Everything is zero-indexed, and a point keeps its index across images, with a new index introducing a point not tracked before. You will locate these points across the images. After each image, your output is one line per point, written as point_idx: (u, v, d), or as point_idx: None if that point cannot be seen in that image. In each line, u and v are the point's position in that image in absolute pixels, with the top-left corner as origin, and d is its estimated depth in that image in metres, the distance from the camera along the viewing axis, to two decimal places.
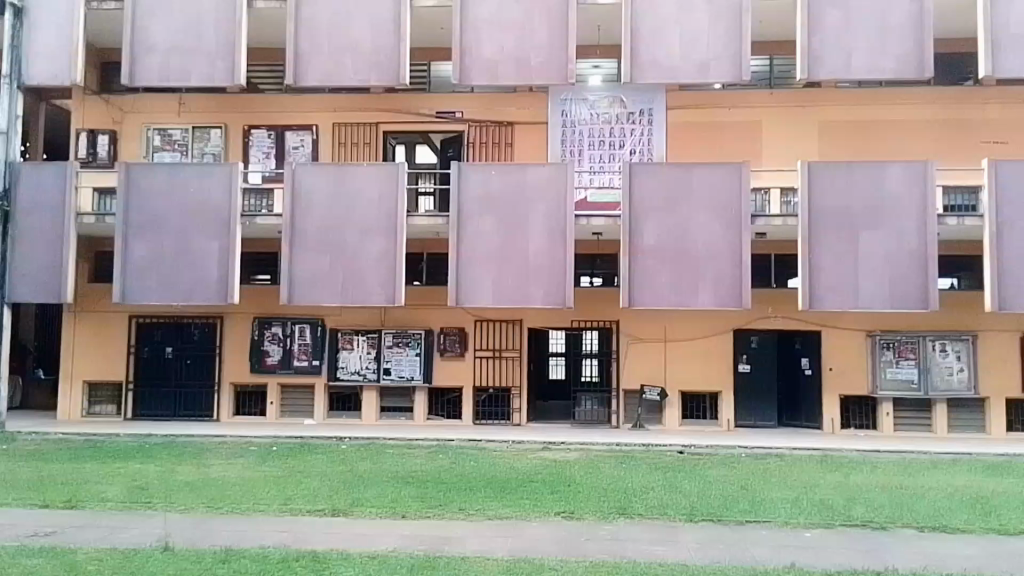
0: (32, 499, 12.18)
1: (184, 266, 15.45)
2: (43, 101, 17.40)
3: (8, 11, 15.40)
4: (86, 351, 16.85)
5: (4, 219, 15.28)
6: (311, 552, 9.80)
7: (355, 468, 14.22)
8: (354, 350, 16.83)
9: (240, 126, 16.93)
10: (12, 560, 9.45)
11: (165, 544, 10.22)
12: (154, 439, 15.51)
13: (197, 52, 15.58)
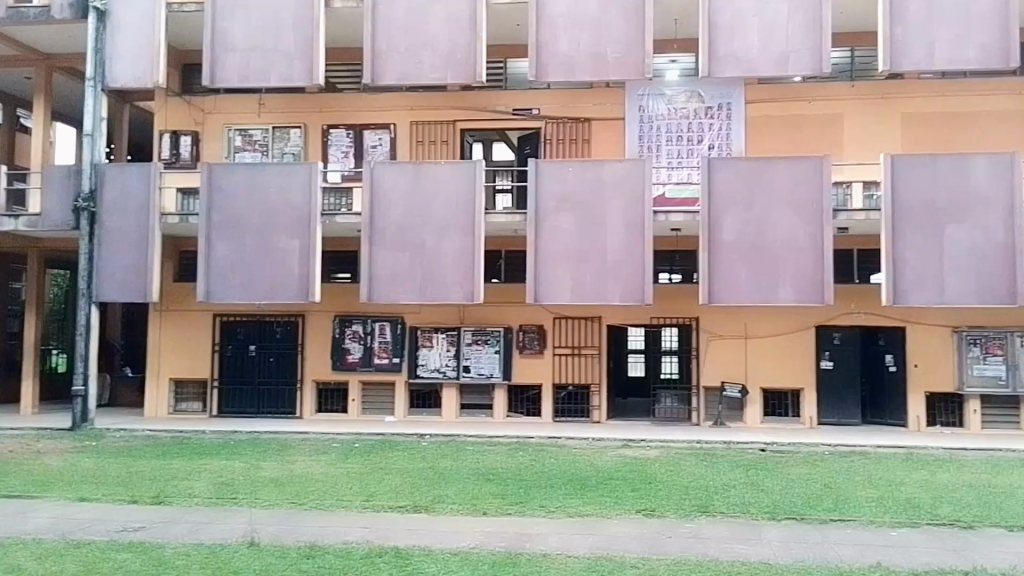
0: (122, 496, 12.38)
1: (265, 265, 15.41)
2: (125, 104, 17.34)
3: (92, 14, 14.96)
4: (173, 349, 17.13)
5: (90, 221, 15.07)
6: (393, 549, 9.88)
7: (436, 465, 14.21)
8: (434, 348, 16.92)
9: (320, 126, 17.06)
10: (104, 555, 9.71)
11: (251, 540, 10.40)
12: (239, 436, 15.68)
13: (276, 53, 15.32)
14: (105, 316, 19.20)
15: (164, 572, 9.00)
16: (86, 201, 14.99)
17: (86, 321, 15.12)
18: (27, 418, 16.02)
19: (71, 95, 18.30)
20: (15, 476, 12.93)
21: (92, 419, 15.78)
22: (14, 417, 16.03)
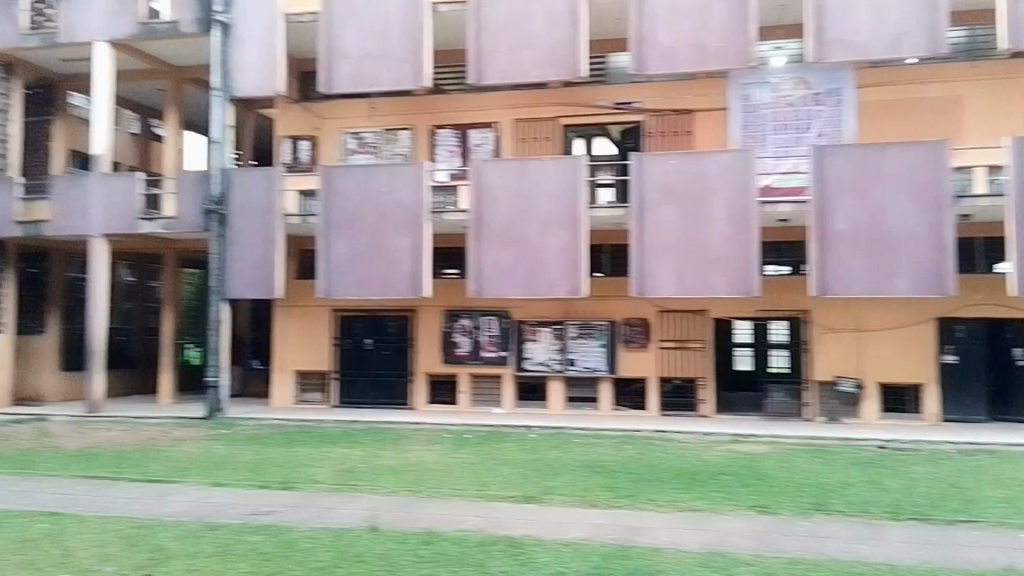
0: (253, 480, 13.14)
1: (378, 262, 16.04)
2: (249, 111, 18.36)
3: (216, 27, 15.86)
4: (296, 342, 18.04)
5: (220, 223, 16.02)
6: (507, 538, 10.03)
7: (545, 456, 14.40)
8: (539, 341, 17.29)
9: (427, 127, 17.63)
10: (239, 536, 10.35)
11: (372, 526, 10.83)
12: (357, 426, 16.43)
13: (385, 57, 15.76)
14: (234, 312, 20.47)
15: (293, 554, 9.50)
16: (216, 205, 15.92)
17: (217, 317, 16.10)
18: (167, 407, 17.22)
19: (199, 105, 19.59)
20: (158, 461, 14.00)
21: (224, 408, 16.87)
22: (155, 406, 17.31)
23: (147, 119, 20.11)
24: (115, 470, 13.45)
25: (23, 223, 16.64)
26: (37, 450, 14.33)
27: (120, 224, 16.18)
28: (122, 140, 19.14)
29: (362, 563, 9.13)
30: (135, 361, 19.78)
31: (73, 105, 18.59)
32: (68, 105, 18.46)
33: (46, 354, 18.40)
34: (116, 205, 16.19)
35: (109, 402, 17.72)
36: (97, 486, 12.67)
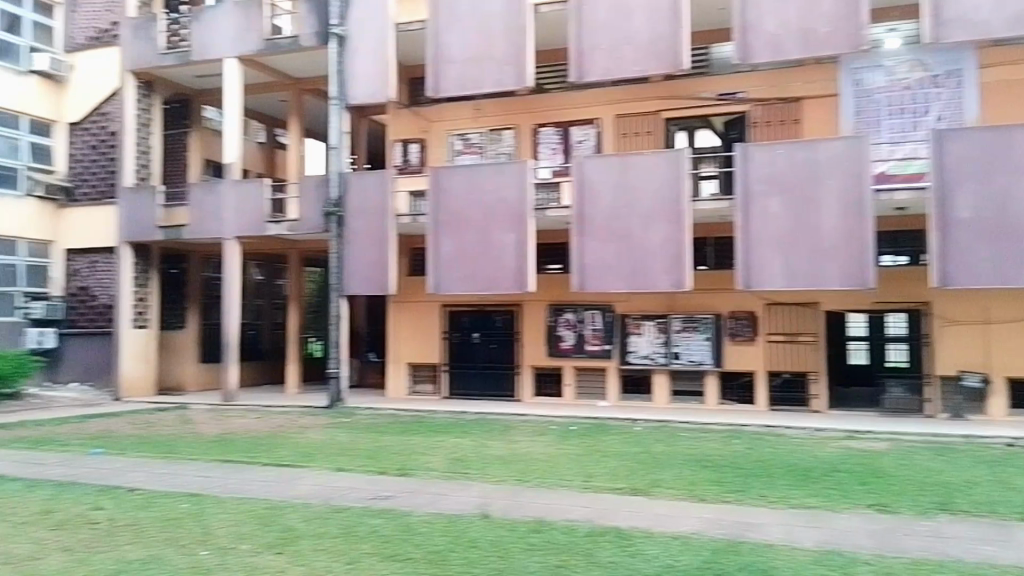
0: (371, 467, 13.88)
1: (485, 258, 16.55)
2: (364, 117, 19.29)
3: (333, 39, 16.77)
4: (409, 335, 18.87)
5: (338, 223, 16.97)
6: (616, 529, 10.13)
7: (651, 449, 14.47)
8: (643, 335, 17.44)
9: (530, 126, 18.01)
10: (360, 519, 10.95)
11: (484, 513, 11.21)
12: (467, 417, 17.04)
13: (490, 60, 16.24)
14: (353, 308, 21.58)
15: (410, 538, 9.94)
16: (334, 206, 16.88)
17: (337, 311, 17.17)
18: (292, 397, 18.43)
19: (317, 114, 20.82)
20: (286, 447, 15.02)
21: (343, 398, 17.87)
22: (282, 396, 18.55)
23: (272, 129, 21.48)
24: (248, 455, 14.53)
25: (164, 229, 18.12)
26: (180, 435, 15.67)
27: (249, 226, 17.45)
28: (250, 149, 20.58)
29: (475, 548, 9.46)
30: (264, 355, 21.16)
31: (206, 118, 20.16)
32: (203, 118, 20.03)
33: (184, 347, 20.05)
34: (245, 210, 17.46)
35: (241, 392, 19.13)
36: (233, 470, 13.73)
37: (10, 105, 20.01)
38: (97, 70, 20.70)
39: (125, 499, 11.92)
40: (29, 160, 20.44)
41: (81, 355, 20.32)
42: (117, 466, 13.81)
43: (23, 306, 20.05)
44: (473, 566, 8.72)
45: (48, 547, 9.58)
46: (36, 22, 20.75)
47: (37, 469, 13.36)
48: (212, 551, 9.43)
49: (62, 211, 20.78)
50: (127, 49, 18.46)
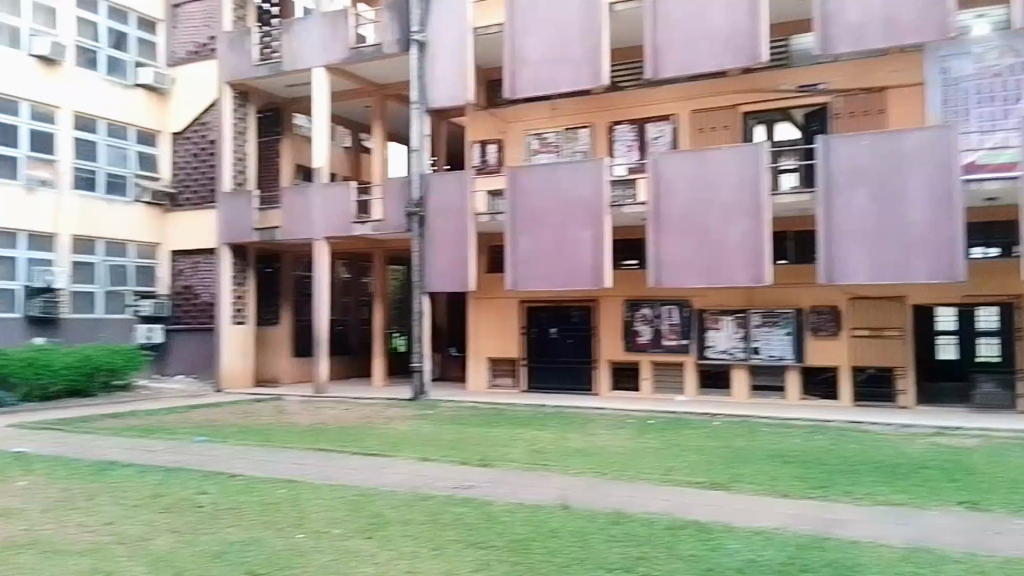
0: (455, 457, 14.45)
1: (562, 255, 16.90)
2: (443, 120, 19.92)
3: (414, 46, 17.40)
4: (488, 330, 19.41)
5: (421, 223, 17.65)
6: (696, 523, 10.25)
7: (731, 444, 14.55)
8: (722, 330, 17.47)
9: (606, 124, 18.27)
10: (446, 507, 11.41)
11: (565, 503, 11.52)
12: (546, 410, 17.45)
13: (566, 61, 16.55)
14: (435, 304, 22.31)
15: (493, 526, 10.28)
16: (417, 207, 17.52)
17: (420, 307, 17.82)
18: (379, 390, 19.29)
19: (399, 117, 21.61)
20: (374, 438, 15.75)
21: (426, 390, 18.57)
22: (369, 389, 19.41)
23: (357, 133, 22.35)
24: (338, 445, 15.33)
25: (259, 230, 19.25)
26: (276, 425, 16.65)
27: (337, 226, 18.30)
28: (336, 153, 21.53)
29: (557, 538, 9.71)
30: (351, 349, 22.14)
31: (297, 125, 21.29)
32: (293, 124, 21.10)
33: (277, 342, 21.17)
34: (334, 211, 18.32)
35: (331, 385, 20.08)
36: (326, 458, 14.50)
37: (119, 117, 21.58)
38: (196, 83, 22.22)
39: (226, 484, 12.72)
40: (136, 167, 22.10)
41: (185, 350, 21.81)
42: (219, 453, 14.77)
43: (133, 304, 21.65)
44: (556, 556, 8.95)
45: (158, 528, 10.23)
46: (140, 37, 22.37)
47: (148, 455, 14.42)
48: (308, 534, 9.96)
49: (167, 215, 22.41)
50: (223, 61, 19.61)
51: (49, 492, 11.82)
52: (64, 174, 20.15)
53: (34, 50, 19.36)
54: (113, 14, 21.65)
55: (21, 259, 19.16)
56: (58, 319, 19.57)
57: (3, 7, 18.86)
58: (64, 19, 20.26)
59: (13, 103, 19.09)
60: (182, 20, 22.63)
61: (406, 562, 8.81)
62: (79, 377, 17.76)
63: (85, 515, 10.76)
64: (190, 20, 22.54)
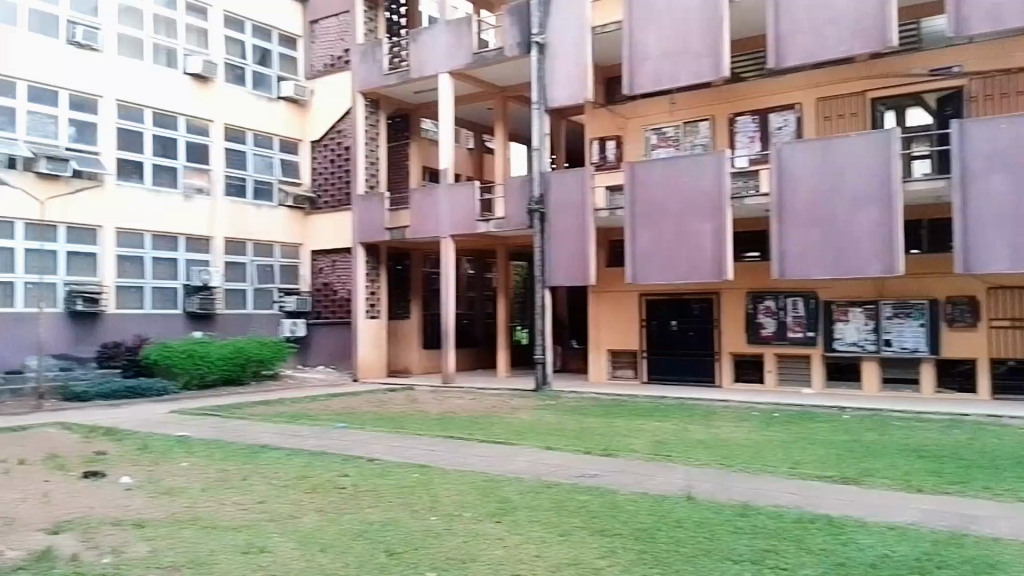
0: (579, 447, 14.83)
1: (683, 248, 17.05)
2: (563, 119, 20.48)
3: (534, 48, 17.95)
4: (609, 324, 20.01)
5: (541, 220, 18.16)
6: (826, 517, 9.90)
7: (860, 437, 14.26)
8: (850, 322, 17.25)
9: (726, 116, 18.34)
10: (570, 495, 11.37)
11: (689, 495, 11.35)
12: (668, 402, 17.74)
13: (685, 55, 16.66)
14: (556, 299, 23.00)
15: (619, 515, 10.18)
16: (538, 204, 18.07)
17: (542, 301, 18.39)
18: (503, 380, 20.12)
19: (520, 118, 22.41)
20: (500, 427, 16.41)
21: (549, 381, 19.24)
22: (495, 379, 20.23)
23: (480, 134, 23.26)
24: (467, 433, 16.07)
25: (391, 229, 20.42)
26: (408, 413, 17.60)
27: (462, 225, 19.13)
28: (460, 155, 22.62)
29: (683, 528, 9.51)
30: (477, 341, 23.01)
31: (425, 130, 22.43)
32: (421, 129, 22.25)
33: (405, 335, 22.37)
34: (459, 211, 19.16)
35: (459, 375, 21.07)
36: (457, 445, 15.20)
37: (263, 128, 23.32)
38: (333, 93, 23.78)
39: (365, 467, 13.40)
40: (280, 174, 23.83)
41: (325, 343, 23.38)
42: (359, 439, 15.71)
43: (279, 301, 23.34)
44: (683, 546, 8.70)
45: (305, 507, 10.72)
46: (282, 53, 24.14)
47: (295, 439, 15.50)
48: (440, 517, 10.09)
49: (309, 217, 24.07)
50: (356, 72, 20.86)
51: (207, 472, 12.70)
52: (217, 182, 22.14)
53: (189, 68, 21.44)
54: (257, 33, 23.49)
55: (181, 260, 21.29)
56: (213, 315, 21.61)
57: (161, 31, 21.12)
58: (214, 39, 22.33)
59: (172, 118, 21.26)
60: (318, 35, 24.35)
61: (534, 546, 8.73)
62: (232, 368, 19.48)
63: (239, 494, 11.31)
64: (326, 35, 24.20)
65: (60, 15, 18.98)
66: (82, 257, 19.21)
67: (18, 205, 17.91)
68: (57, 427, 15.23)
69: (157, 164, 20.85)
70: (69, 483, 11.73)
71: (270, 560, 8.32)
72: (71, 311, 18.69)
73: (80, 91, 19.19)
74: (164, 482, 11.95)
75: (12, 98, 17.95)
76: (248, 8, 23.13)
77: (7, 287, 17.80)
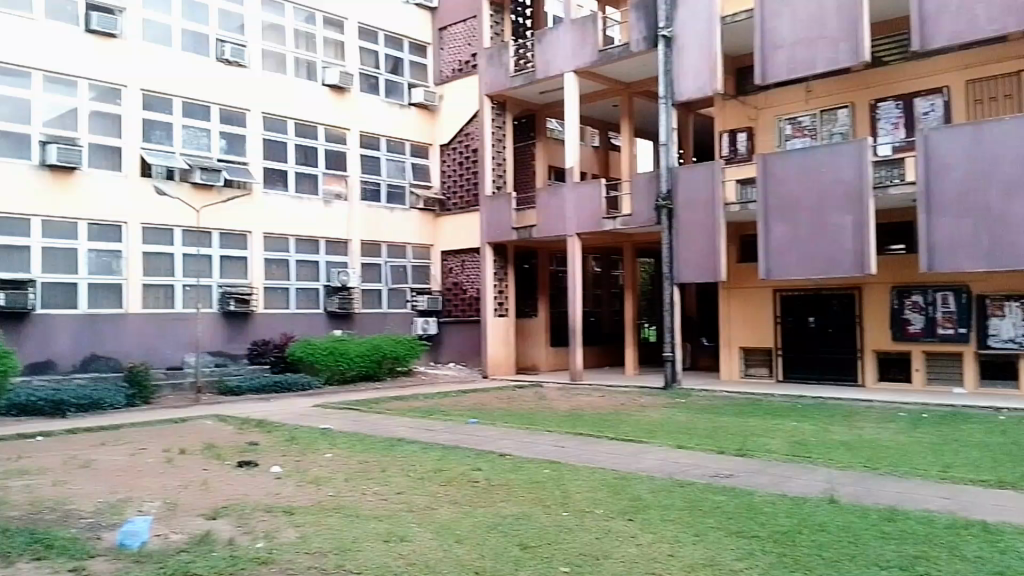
0: (711, 446, 14.44)
1: (820, 241, 16.58)
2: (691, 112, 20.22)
3: (661, 42, 17.81)
4: (741, 321, 19.80)
5: (669, 216, 18.01)
6: (984, 523, 9.04)
7: (1021, 440, 13.23)
8: (1007, 317, 16.17)
9: (867, 102, 17.58)
10: (706, 494, 10.89)
11: (832, 497, 10.66)
12: (806, 401, 17.26)
13: (822, 42, 16.16)
14: (686, 295, 23.32)
15: (756, 517, 9.56)
16: (666, 199, 17.92)
17: (670, 297, 18.24)
18: (632, 377, 20.24)
19: (647, 114, 22.38)
20: (630, 424, 16.36)
21: (678, 379, 19.11)
22: (623, 376, 20.37)
23: (607, 132, 23.50)
24: (596, 430, 16.05)
25: (518, 229, 20.80)
26: (537, 410, 17.79)
27: (588, 223, 19.26)
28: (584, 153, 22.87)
29: (824, 532, 8.85)
30: (603, 338, 23.21)
31: (551, 129, 22.99)
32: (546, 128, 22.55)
33: (531, 332, 22.81)
34: (585, 209, 19.30)
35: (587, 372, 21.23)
36: (587, 442, 15.18)
37: (392, 132, 24.17)
38: (461, 97, 24.44)
39: (497, 462, 13.46)
40: (412, 177, 24.72)
41: (456, 341, 24.14)
42: (490, 434, 15.97)
43: (412, 300, 24.26)
44: (824, 550, 8.15)
45: (440, 499, 10.80)
46: (412, 61, 24.98)
47: (430, 433, 15.93)
48: (571, 513, 9.93)
49: (438, 219, 24.93)
50: (482, 75, 21.38)
51: (351, 462, 13.21)
52: (354, 187, 23.24)
53: (328, 80, 22.63)
54: (389, 42, 24.45)
55: (322, 262, 22.48)
56: (351, 314, 22.71)
57: (302, 45, 22.34)
58: (350, 50, 23.42)
59: (313, 128, 22.49)
60: (447, 41, 24.98)
61: (668, 546, 8.33)
62: (369, 364, 20.40)
63: (379, 485, 11.67)
64: (454, 41, 24.81)
65: (210, 34, 20.42)
66: (234, 261, 20.60)
67: (175, 214, 19.46)
68: (214, 419, 16.39)
69: (299, 172, 22.11)
70: (225, 472, 12.39)
71: (410, 549, 8.26)
72: (224, 311, 20.12)
73: (229, 106, 20.60)
74: (310, 472, 12.49)
75: (169, 114, 19.58)
76: (380, 19, 24.13)
77: (168, 289, 19.38)
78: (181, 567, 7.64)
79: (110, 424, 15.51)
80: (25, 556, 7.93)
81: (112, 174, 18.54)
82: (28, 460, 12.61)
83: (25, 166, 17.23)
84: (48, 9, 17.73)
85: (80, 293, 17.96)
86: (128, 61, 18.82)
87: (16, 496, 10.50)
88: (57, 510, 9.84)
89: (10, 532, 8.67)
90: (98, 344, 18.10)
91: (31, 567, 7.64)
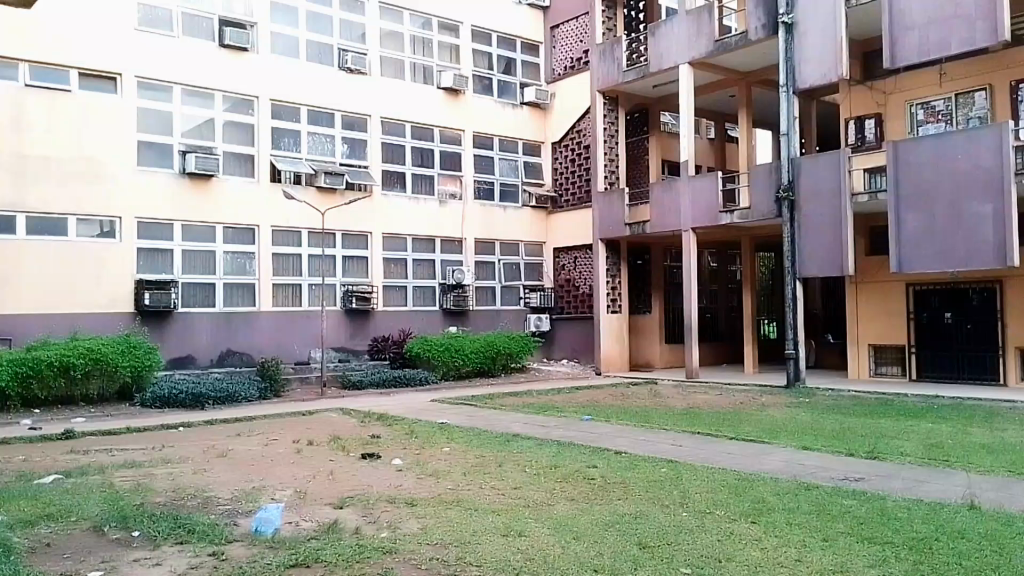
0: (840, 448, 13.45)
1: (957, 233, 15.63)
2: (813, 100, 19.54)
3: (782, 28, 17.56)
4: (869, 317, 19.13)
5: (791, 208, 17.90)
6: None
7: None
8: None
9: (1008, 83, 16.45)
10: (832, 498, 9.69)
11: (973, 503, 9.28)
12: (943, 402, 16.30)
13: (956, 21, 15.22)
14: (808, 290, 23.36)
15: (887, 522, 8.36)
16: (787, 191, 17.85)
17: (793, 293, 18.08)
18: (750, 376, 19.83)
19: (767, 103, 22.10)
20: (752, 423, 15.79)
21: (802, 378, 18.47)
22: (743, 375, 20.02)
23: (723, 123, 23.68)
24: (713, 428, 15.46)
25: (631, 225, 21.05)
26: (655, 408, 17.54)
27: (705, 218, 19.42)
28: (700, 145, 23.37)
29: (966, 541, 7.60)
30: (721, 335, 22.95)
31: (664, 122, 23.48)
32: (659, 122, 22.87)
33: (649, 329, 23.08)
34: (702, 205, 19.45)
35: (705, 369, 21.17)
36: (703, 441, 14.28)
37: (509, 132, 24.55)
38: (573, 94, 24.51)
39: (613, 460, 12.63)
40: (525, 175, 24.95)
41: (569, 338, 24.28)
42: (607, 430, 15.55)
43: (525, 296, 24.53)
44: (964, 558, 7.06)
45: (557, 495, 10.13)
46: (525, 60, 25.22)
47: (545, 429, 15.76)
48: (690, 513, 8.95)
49: (551, 216, 25.14)
50: (597, 70, 21.77)
51: (467, 457, 13.07)
52: (468, 186, 23.66)
53: (443, 83, 23.11)
54: (503, 43, 24.77)
55: (438, 260, 23.01)
56: (466, 311, 23.23)
57: (419, 50, 22.96)
58: (465, 53, 23.87)
59: (429, 130, 23.08)
60: (559, 40, 25.19)
61: (794, 549, 7.40)
62: (484, 360, 20.82)
63: (496, 480, 11.17)
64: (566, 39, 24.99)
65: (333, 44, 21.33)
66: (356, 260, 21.45)
67: (302, 217, 20.47)
68: (338, 411, 17.02)
69: (416, 173, 22.74)
70: (350, 462, 12.53)
71: (530, 545, 7.70)
72: (348, 309, 21.01)
73: (351, 112, 21.47)
74: (428, 465, 12.24)
75: (297, 121, 20.63)
76: (494, 21, 24.44)
77: (296, 288, 20.41)
78: (312, 554, 7.31)
79: (244, 415, 16.26)
80: (169, 541, 7.81)
81: (247, 181, 19.73)
82: (170, 450, 13.17)
83: (166, 174, 18.51)
84: (187, 28, 19.02)
85: (217, 292, 19.14)
86: (255, 73, 19.87)
87: (160, 485, 10.55)
88: (198, 497, 9.86)
89: (153, 517, 8.56)
90: (232, 340, 19.19)
91: (175, 551, 7.50)
